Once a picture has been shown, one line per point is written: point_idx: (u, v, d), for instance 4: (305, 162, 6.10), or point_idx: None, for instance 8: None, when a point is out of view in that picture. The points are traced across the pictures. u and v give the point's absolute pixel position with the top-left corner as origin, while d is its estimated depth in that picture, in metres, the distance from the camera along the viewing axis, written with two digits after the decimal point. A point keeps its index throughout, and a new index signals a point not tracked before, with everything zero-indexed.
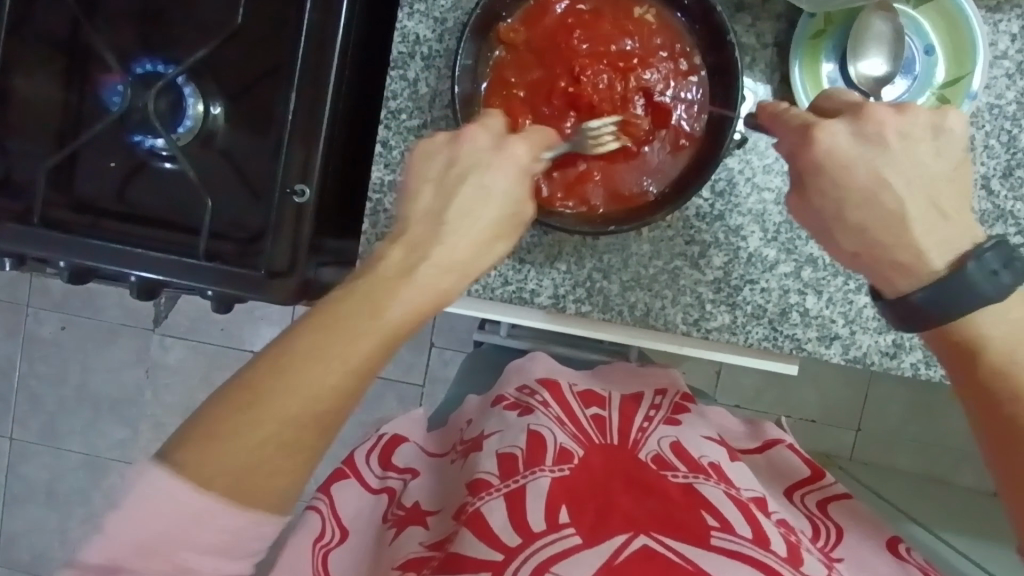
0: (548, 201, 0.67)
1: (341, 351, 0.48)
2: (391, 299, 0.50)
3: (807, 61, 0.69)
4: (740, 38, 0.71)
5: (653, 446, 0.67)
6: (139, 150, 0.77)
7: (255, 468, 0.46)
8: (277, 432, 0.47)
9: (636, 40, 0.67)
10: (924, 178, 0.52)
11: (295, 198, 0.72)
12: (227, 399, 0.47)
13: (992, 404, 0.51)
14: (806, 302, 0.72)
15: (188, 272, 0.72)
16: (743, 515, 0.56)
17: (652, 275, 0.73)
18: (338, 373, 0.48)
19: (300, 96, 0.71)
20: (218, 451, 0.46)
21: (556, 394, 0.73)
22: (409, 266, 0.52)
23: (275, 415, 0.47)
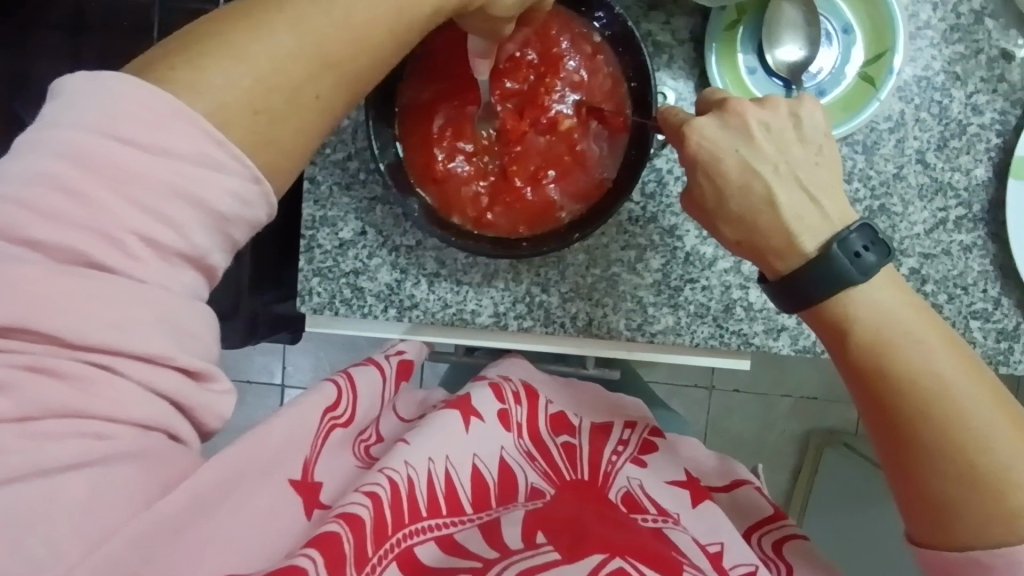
0: (510, 228, 0.67)
1: (258, 35, 0.39)
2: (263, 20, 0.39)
3: (724, 53, 0.68)
4: (655, 37, 0.70)
5: (621, 482, 0.65)
6: None
7: (253, 117, 0.38)
8: (267, 55, 0.39)
9: (538, 42, 0.67)
10: (796, 167, 0.54)
11: None
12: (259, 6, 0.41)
13: (889, 412, 0.50)
14: (749, 296, 0.71)
15: None
16: (711, 565, 0.57)
17: (591, 284, 0.72)
18: (261, 53, 0.39)
19: None
20: (193, 93, 0.37)
21: (528, 413, 0.67)
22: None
23: (229, 93, 0.37)
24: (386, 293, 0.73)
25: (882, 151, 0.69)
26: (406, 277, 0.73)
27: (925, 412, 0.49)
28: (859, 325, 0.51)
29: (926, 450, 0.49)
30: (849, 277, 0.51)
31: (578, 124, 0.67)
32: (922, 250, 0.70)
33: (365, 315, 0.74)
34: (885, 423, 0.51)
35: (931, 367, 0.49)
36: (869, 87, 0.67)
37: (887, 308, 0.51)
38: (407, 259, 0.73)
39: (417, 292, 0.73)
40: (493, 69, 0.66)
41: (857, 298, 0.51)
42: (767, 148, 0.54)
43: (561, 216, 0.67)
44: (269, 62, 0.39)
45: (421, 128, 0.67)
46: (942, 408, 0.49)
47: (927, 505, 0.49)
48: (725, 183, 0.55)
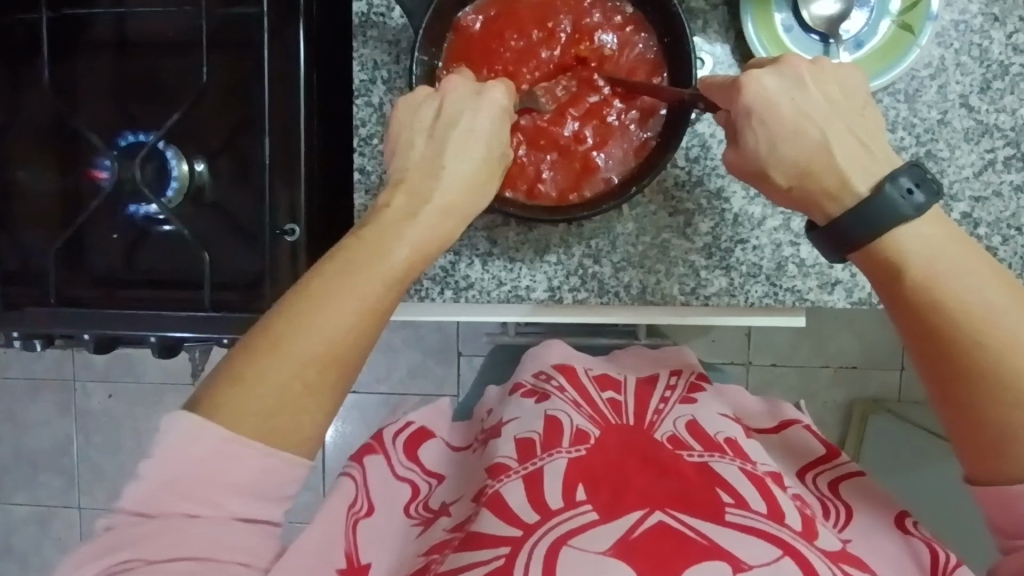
0: (561, 195, 0.68)
1: (347, 292, 0.50)
2: (374, 259, 0.52)
3: (759, 12, 0.68)
4: (688, 4, 0.71)
5: (668, 428, 0.67)
6: (136, 220, 0.78)
7: (290, 408, 0.48)
8: (328, 333, 0.49)
9: (568, 14, 0.68)
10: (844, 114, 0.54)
11: (287, 237, 0.75)
12: (298, 302, 0.50)
13: (943, 344, 0.49)
14: (801, 252, 0.72)
15: (204, 327, 0.76)
16: (759, 492, 0.55)
17: (641, 251, 0.73)
18: (347, 313, 0.49)
19: (273, 140, 0.74)
20: (249, 388, 0.47)
21: (571, 378, 0.74)
22: (410, 211, 0.55)
23: (279, 371, 0.48)
24: (441, 276, 0.75)
25: (924, 98, 0.70)
26: (459, 258, 0.75)
27: (981, 339, 0.48)
28: (912, 264, 0.50)
29: (974, 376, 0.49)
30: (908, 210, 0.50)
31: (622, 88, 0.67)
32: (973, 193, 0.70)
33: (421, 298, 0.76)
34: (935, 357, 0.50)
35: (979, 296, 0.49)
36: (908, 35, 0.67)
37: (929, 244, 0.50)
38: (460, 241, 0.74)
39: (471, 272, 0.75)
40: (525, 44, 0.68)
41: (907, 235, 0.51)
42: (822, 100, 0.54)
43: (607, 178, 0.68)
44: (336, 334, 0.49)
45: None
46: (991, 335, 0.48)
47: (983, 441, 0.49)
48: (775, 128, 0.54)
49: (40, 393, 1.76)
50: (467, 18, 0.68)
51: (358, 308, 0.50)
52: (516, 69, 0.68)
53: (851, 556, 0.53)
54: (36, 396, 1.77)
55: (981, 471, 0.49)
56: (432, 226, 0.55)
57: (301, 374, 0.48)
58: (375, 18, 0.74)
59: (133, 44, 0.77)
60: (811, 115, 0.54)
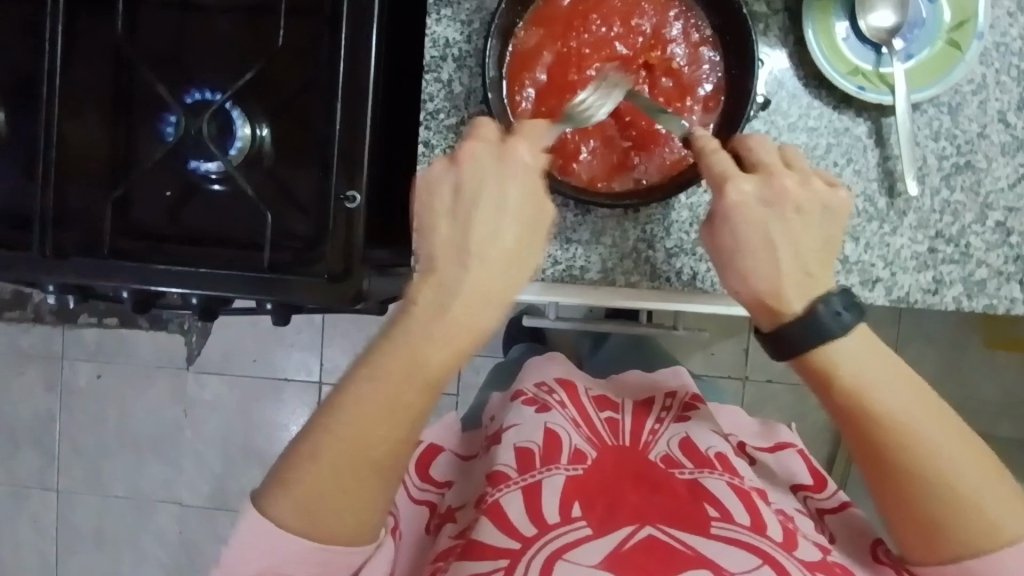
0: (590, 180, 0.71)
1: (376, 397, 0.54)
2: (416, 354, 0.55)
3: (820, 20, 0.72)
4: (751, 7, 0.74)
5: (662, 448, 0.73)
6: (192, 176, 0.79)
7: (336, 502, 0.55)
8: (355, 439, 0.54)
9: (652, 16, 0.72)
10: (809, 225, 0.59)
11: (347, 204, 0.74)
12: (355, 392, 0.55)
13: (875, 443, 0.58)
14: (845, 249, 0.75)
15: (253, 286, 0.75)
16: (743, 506, 0.64)
17: (694, 240, 0.76)
18: (379, 421, 0.54)
19: (343, 107, 0.74)
20: (286, 487, 0.55)
21: (571, 395, 0.79)
22: (440, 305, 0.55)
23: (324, 465, 0.54)
24: None
25: (966, 111, 0.74)
26: None
27: (904, 441, 0.57)
28: (841, 373, 0.58)
29: (906, 474, 0.57)
30: (837, 329, 0.57)
31: (683, 101, 0.71)
32: (1007, 204, 0.74)
33: None
34: (871, 452, 0.59)
35: (902, 408, 0.58)
36: (955, 52, 0.71)
37: (858, 357, 0.58)
38: None
39: None
40: (604, 32, 0.71)
41: (837, 352, 0.58)
42: (795, 224, 0.58)
43: (638, 179, 0.71)
44: (375, 432, 0.54)
45: (519, 74, 0.72)
46: (912, 439, 0.57)
47: (917, 518, 0.58)
48: (738, 239, 0.59)
49: (22, 370, 1.71)
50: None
51: (403, 372, 0.55)
52: (588, 53, 0.71)
53: (829, 565, 0.62)
54: (19, 371, 1.72)
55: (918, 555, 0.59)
56: (466, 316, 0.55)
57: (337, 475, 0.54)
58: None
59: (202, 4, 0.78)
60: (767, 234, 0.58)
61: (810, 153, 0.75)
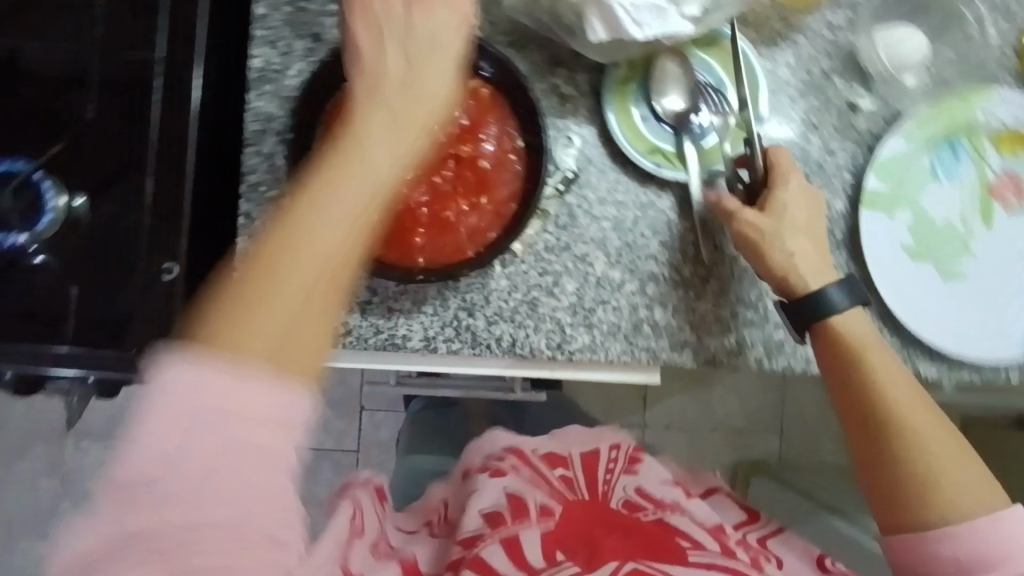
0: (369, 246, 0.72)
1: (301, 224, 0.49)
2: (347, 177, 0.52)
3: (619, 103, 0.78)
4: (561, 90, 0.79)
5: (620, 494, 0.84)
6: (3, 250, 0.74)
7: (311, 310, 0.48)
8: (317, 244, 0.49)
9: (472, 110, 0.73)
10: (361, 175, 0.53)
11: (164, 276, 0.75)
12: (229, 298, 0.47)
13: (870, 417, 0.68)
14: (655, 315, 0.79)
15: (64, 363, 0.74)
16: (709, 537, 0.76)
17: (513, 307, 0.78)
18: (332, 237, 0.49)
19: (156, 181, 0.76)
20: (262, 303, 0.46)
21: (520, 458, 0.85)
22: (365, 166, 0.53)
23: (284, 274, 0.47)
24: None
25: None
26: None
27: (902, 429, 0.67)
28: (855, 343, 0.70)
29: (891, 453, 0.67)
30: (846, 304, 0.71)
31: (479, 198, 0.73)
32: None
33: None
34: (863, 425, 0.69)
35: (902, 390, 0.69)
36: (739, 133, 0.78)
37: (862, 335, 0.71)
38: None
39: (350, 319, 0.77)
40: None
41: (843, 325, 0.71)
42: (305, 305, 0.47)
43: (414, 258, 0.73)
44: (346, 223, 0.50)
45: (327, 131, 0.73)
46: (909, 428, 0.67)
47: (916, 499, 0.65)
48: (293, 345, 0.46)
49: None
50: None
51: (303, 299, 0.48)
52: None
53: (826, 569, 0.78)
54: None
55: (893, 520, 0.66)
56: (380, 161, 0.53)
57: (292, 312, 0.47)
58: (272, 74, 0.77)
59: (16, 78, 0.76)
60: (349, 204, 0.51)
61: (619, 225, 0.79)
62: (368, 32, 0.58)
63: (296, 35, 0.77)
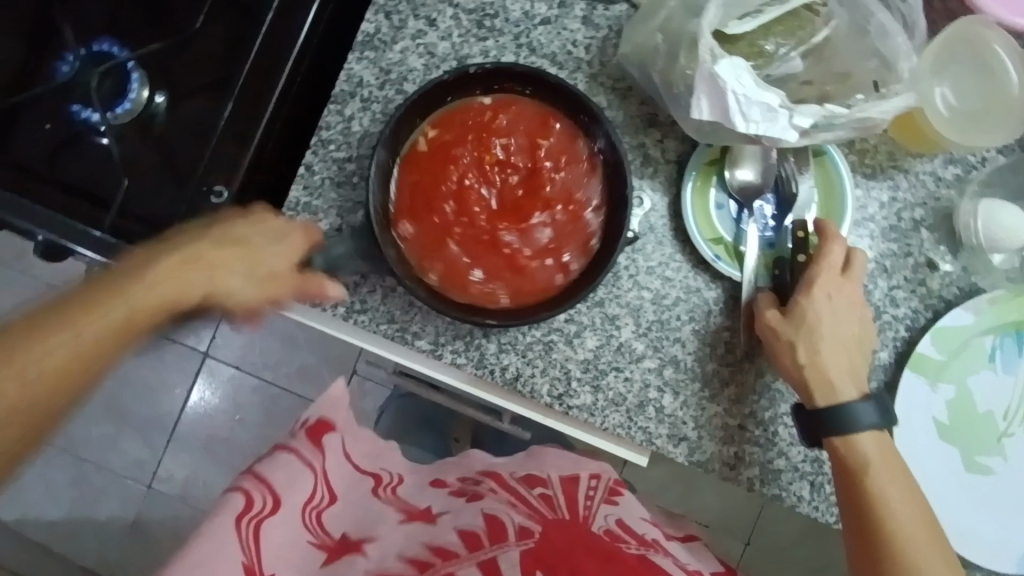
0: (592, 249, 0.73)
1: (120, 297, 0.66)
2: (143, 273, 0.67)
3: (699, 182, 0.77)
4: (647, 150, 0.78)
5: (603, 522, 0.80)
6: (77, 122, 0.79)
7: (107, 331, 0.65)
8: (107, 292, 0.66)
9: (465, 143, 0.74)
10: (237, 235, 0.72)
11: (211, 199, 0.76)
12: (64, 305, 0.64)
13: (871, 542, 0.69)
14: (664, 399, 0.77)
15: (95, 248, 0.76)
16: None
17: (528, 343, 0.77)
18: (120, 314, 0.66)
19: (237, 108, 0.77)
20: (48, 340, 0.62)
21: (499, 483, 0.86)
22: (143, 271, 0.67)
23: (59, 346, 0.63)
24: (341, 290, 0.77)
25: None
26: (365, 282, 0.77)
27: (897, 553, 0.68)
28: (870, 469, 0.68)
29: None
30: (872, 421, 0.70)
31: (542, 140, 0.74)
32: None
33: (313, 304, 0.77)
34: (864, 549, 0.69)
35: (907, 522, 0.68)
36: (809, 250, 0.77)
37: (879, 455, 0.69)
38: (372, 266, 0.77)
39: (370, 300, 0.77)
40: (457, 184, 0.73)
41: (854, 445, 0.69)
42: (216, 236, 0.72)
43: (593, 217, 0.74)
44: (137, 295, 0.67)
45: (459, 282, 0.72)
46: (903, 553, 0.68)
47: None
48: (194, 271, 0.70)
49: None
50: (402, 236, 0.72)
51: (70, 355, 0.63)
52: (459, 203, 0.73)
53: None
54: None
55: None
56: (237, 232, 0.72)
57: (103, 337, 0.65)
58: (379, 44, 0.79)
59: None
60: (127, 288, 0.66)
61: (657, 299, 0.77)
62: (259, 206, 0.73)
63: (412, 14, 0.79)
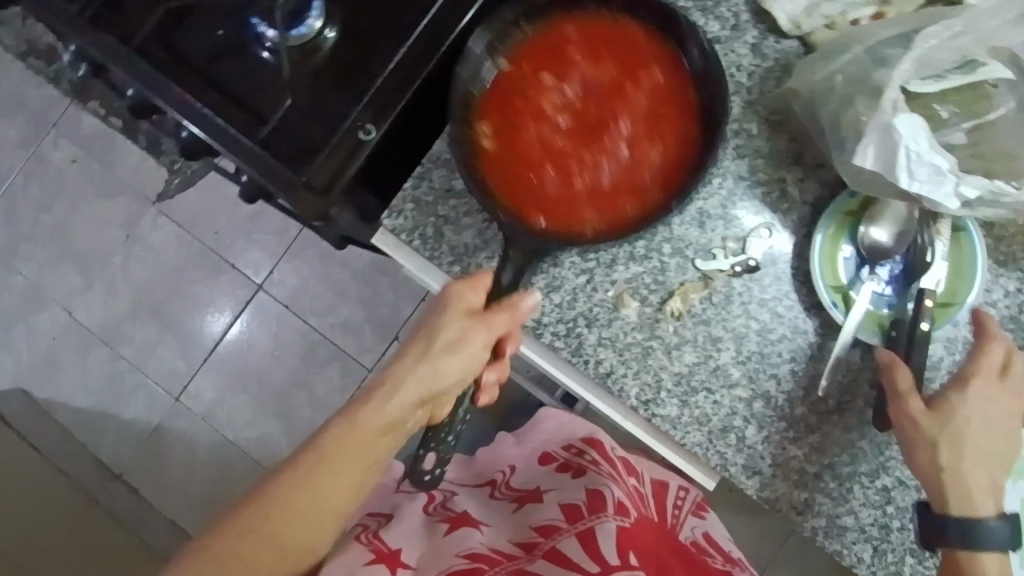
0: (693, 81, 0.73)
1: (276, 508, 0.67)
2: (293, 481, 0.68)
3: (831, 230, 0.77)
4: (786, 187, 0.79)
5: (690, 533, 0.90)
6: (248, 33, 0.82)
7: (310, 513, 0.68)
8: (251, 539, 0.66)
9: (547, 123, 0.74)
10: (380, 410, 0.72)
11: (360, 133, 0.78)
12: (218, 535, 0.66)
13: None
14: (747, 430, 0.77)
15: (242, 153, 0.79)
16: None
17: (627, 343, 0.78)
18: (322, 491, 0.69)
19: (407, 54, 0.79)
20: (235, 553, 0.65)
21: (600, 452, 0.94)
22: (322, 452, 0.69)
23: (247, 558, 0.66)
24: (462, 251, 0.78)
25: None
26: (486, 248, 0.78)
27: None
28: None
29: None
30: (1003, 542, 0.71)
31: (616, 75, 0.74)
32: (900, 476, 0.77)
33: (430, 257, 0.79)
34: None
35: None
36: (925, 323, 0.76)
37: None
38: (496, 234, 0.78)
39: (486, 266, 0.78)
40: (552, 142, 0.74)
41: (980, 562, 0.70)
42: (363, 431, 0.71)
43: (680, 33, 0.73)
44: (284, 518, 0.67)
45: (570, 227, 0.72)
46: None
47: None
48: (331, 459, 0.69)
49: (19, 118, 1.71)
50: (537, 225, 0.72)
51: (284, 533, 0.67)
52: (574, 165, 0.73)
53: None
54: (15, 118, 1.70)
55: None
56: (372, 427, 0.71)
57: (298, 516, 0.68)
58: None
59: None
60: (265, 524, 0.67)
61: (763, 332, 0.78)
62: (407, 376, 0.72)
63: None
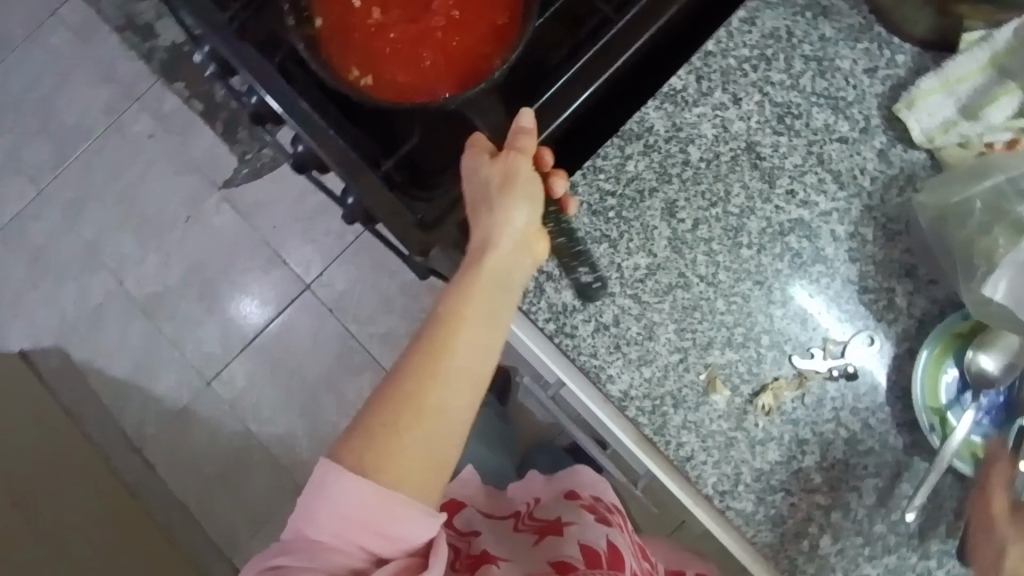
0: None
1: (423, 419, 0.59)
2: (429, 384, 0.60)
3: (937, 348, 0.75)
4: (895, 297, 0.78)
5: None
6: None
7: (443, 428, 0.60)
8: (399, 449, 0.58)
9: None
10: (488, 280, 0.67)
11: None
12: (357, 463, 0.57)
13: None
14: (821, 539, 0.75)
15: (364, 184, 0.83)
16: None
17: (712, 430, 0.76)
18: (461, 395, 0.61)
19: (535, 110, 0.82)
20: (395, 442, 0.58)
21: (622, 517, 0.90)
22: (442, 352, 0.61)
23: (401, 459, 0.58)
24: (559, 310, 0.78)
25: None
26: (584, 310, 0.78)
27: None
28: None
29: None
30: None
31: None
32: None
33: (527, 310, 0.78)
34: None
35: None
36: None
37: None
38: (596, 298, 0.78)
39: (582, 328, 0.78)
40: None
41: None
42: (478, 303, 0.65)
43: None
44: (431, 415, 0.59)
45: None
46: None
47: None
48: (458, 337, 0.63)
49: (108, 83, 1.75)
50: None
51: (429, 457, 0.59)
52: None
53: None
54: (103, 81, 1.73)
55: None
56: (487, 288, 0.66)
57: (428, 443, 0.59)
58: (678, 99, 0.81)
59: None
60: (411, 447, 0.58)
61: (851, 441, 0.76)
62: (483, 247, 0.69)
63: (721, 85, 0.80)
